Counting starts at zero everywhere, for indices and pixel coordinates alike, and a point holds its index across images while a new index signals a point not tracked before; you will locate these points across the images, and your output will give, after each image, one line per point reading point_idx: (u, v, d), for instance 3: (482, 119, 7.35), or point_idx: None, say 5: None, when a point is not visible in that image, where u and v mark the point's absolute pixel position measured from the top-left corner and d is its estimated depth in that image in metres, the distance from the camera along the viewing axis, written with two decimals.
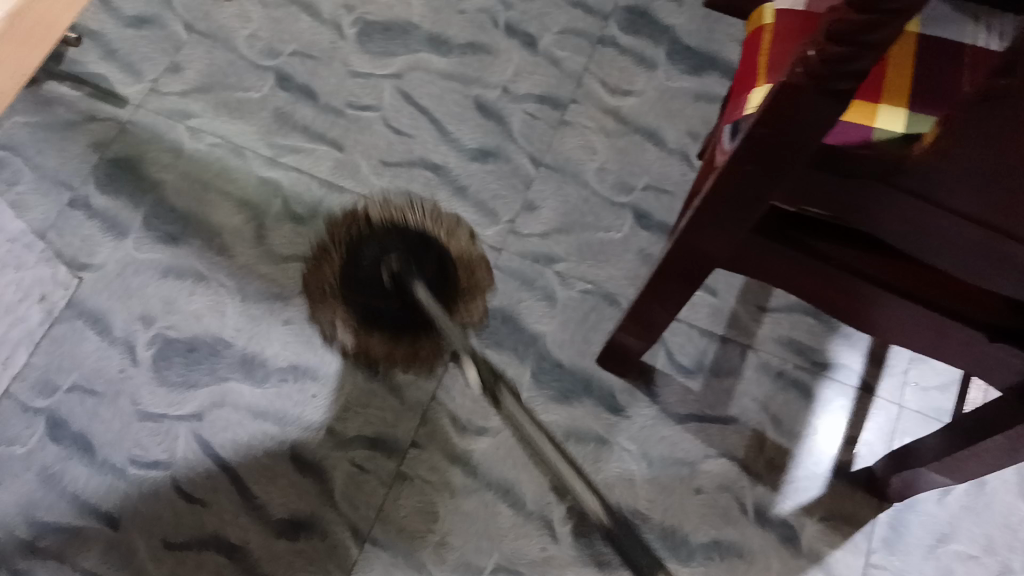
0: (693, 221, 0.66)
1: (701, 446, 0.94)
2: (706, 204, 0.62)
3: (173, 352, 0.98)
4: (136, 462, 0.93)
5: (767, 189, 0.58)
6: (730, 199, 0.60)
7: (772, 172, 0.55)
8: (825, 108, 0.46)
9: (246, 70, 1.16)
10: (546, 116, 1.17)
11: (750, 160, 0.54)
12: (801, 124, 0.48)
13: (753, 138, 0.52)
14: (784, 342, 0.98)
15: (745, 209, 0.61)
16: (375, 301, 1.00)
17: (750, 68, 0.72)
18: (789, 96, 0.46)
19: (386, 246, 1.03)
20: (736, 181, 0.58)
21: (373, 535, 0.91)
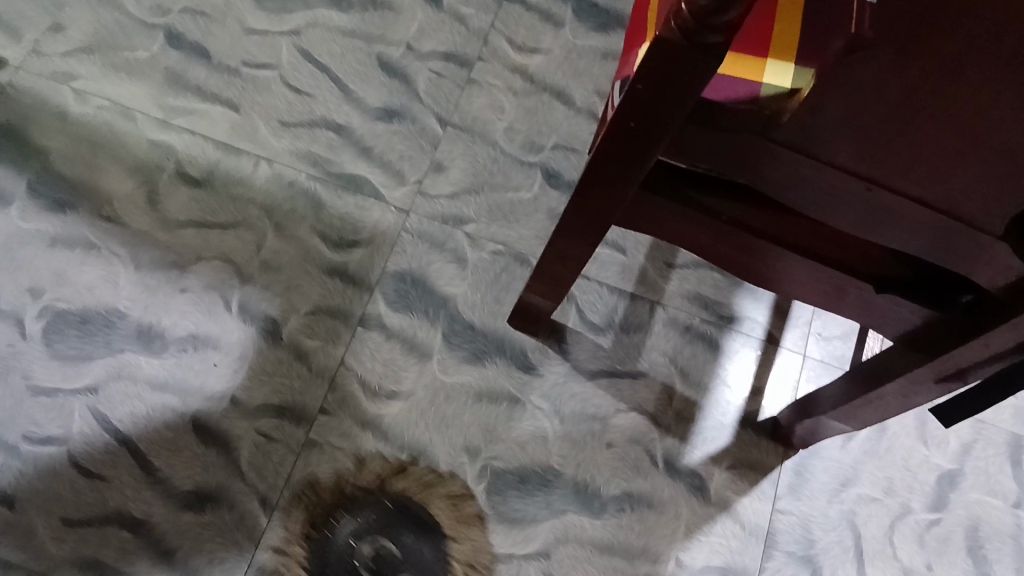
0: (585, 180, 0.66)
1: (611, 401, 0.95)
2: (597, 163, 0.62)
3: (66, 324, 0.93)
4: (30, 439, 0.88)
5: (653, 149, 0.58)
6: (619, 157, 0.60)
7: (655, 130, 0.55)
8: (701, 62, 0.46)
9: (133, 28, 1.10)
10: (453, 74, 1.15)
11: (634, 119, 0.55)
12: (679, 79, 0.49)
13: (634, 95, 0.52)
14: (691, 297, 1.00)
15: (634, 168, 0.61)
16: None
17: (640, 28, 0.70)
18: (666, 51, 0.46)
19: (376, 525, 0.87)
20: (623, 140, 0.58)
21: (282, 504, 0.88)
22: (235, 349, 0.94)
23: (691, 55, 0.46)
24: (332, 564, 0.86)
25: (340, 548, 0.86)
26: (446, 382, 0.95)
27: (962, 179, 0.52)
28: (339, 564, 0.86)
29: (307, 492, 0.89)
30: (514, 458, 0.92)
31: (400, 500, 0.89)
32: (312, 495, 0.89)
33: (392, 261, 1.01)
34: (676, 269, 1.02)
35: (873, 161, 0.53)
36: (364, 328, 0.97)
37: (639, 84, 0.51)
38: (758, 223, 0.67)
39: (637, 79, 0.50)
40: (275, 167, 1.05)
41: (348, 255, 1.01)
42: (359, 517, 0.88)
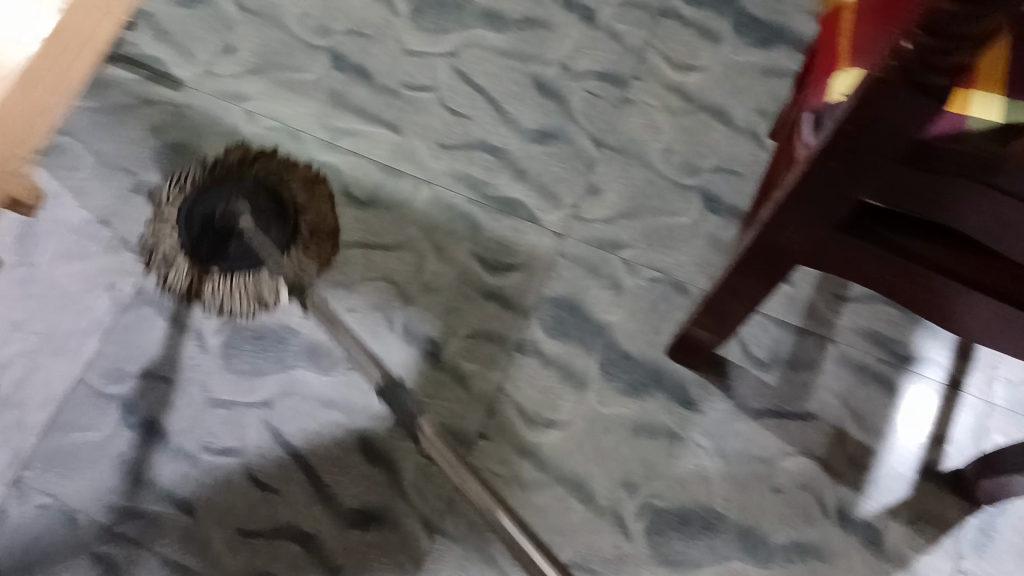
0: (776, 214, 0.63)
1: (778, 442, 0.92)
2: (791, 196, 0.60)
3: (242, 340, 0.97)
4: (209, 450, 0.93)
5: (854, 185, 0.55)
6: (818, 191, 0.57)
7: (860, 164, 0.52)
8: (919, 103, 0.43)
9: (298, 49, 1.14)
10: (607, 93, 1.13)
11: (834, 153, 0.51)
12: (892, 120, 0.46)
13: (840, 134, 0.49)
14: (862, 333, 0.95)
15: (832, 203, 0.58)
16: (216, 242, 0.95)
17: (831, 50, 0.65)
18: (878, 90, 0.43)
19: (235, 198, 0.97)
20: (820, 174, 0.55)
21: (444, 527, 0.90)
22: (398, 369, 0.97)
23: (904, 94, 0.42)
24: (195, 224, 0.95)
25: (193, 213, 0.95)
26: (604, 414, 0.94)
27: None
28: (210, 223, 0.95)
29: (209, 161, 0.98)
30: (675, 497, 0.90)
31: (262, 177, 0.99)
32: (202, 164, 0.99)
33: (549, 286, 1.01)
34: (848, 301, 0.96)
35: None
36: (521, 354, 0.97)
37: (846, 124, 0.48)
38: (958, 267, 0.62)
39: (844, 117, 0.47)
40: (434, 189, 1.07)
41: (505, 278, 1.02)
42: (224, 186, 0.97)
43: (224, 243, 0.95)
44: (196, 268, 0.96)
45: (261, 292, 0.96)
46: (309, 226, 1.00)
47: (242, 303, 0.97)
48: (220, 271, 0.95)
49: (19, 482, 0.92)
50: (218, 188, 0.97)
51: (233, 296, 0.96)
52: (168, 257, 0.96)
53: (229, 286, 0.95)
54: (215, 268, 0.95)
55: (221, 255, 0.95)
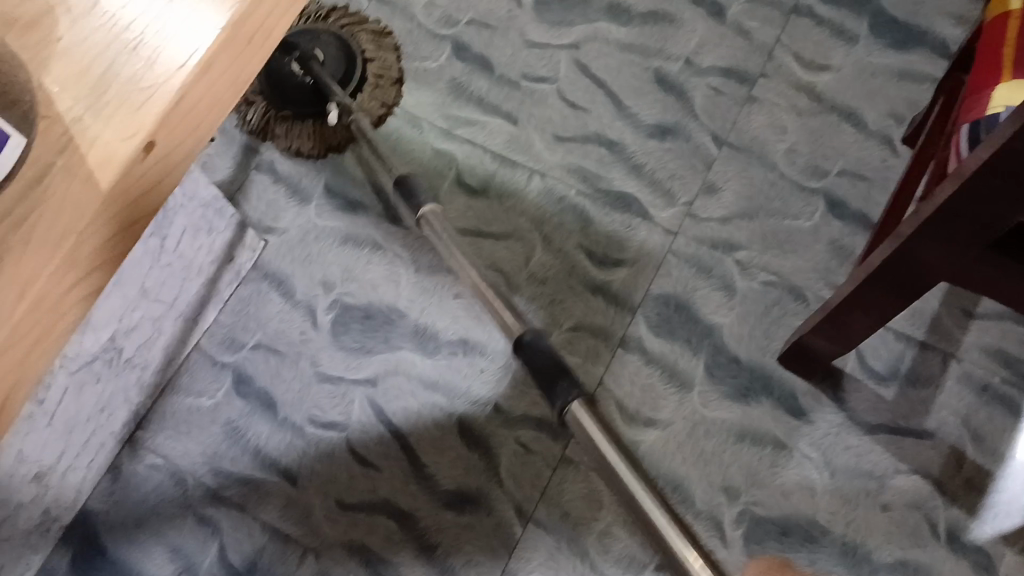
0: (916, 235, 0.61)
1: (891, 459, 0.88)
2: (937, 217, 0.58)
3: (351, 318, 1.01)
4: (313, 422, 0.96)
5: (1015, 207, 0.53)
6: (969, 212, 0.56)
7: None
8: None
9: (424, 40, 1.15)
10: (731, 91, 1.10)
11: (997, 172, 0.50)
12: None
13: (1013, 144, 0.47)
14: (991, 352, 0.90)
15: (984, 225, 0.56)
16: (288, 86, 1.08)
17: (991, 57, 0.65)
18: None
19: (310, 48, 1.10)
20: (976, 194, 0.53)
21: (536, 516, 0.90)
22: (501, 356, 0.97)
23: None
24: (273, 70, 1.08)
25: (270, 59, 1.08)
26: (706, 416, 0.92)
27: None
28: (285, 68, 1.07)
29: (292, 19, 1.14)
30: (777, 507, 0.87)
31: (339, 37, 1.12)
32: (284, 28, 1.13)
33: (657, 283, 1.00)
34: (977, 318, 0.91)
35: None
36: (625, 350, 0.96)
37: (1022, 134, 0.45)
38: None
39: (1015, 134, 0.46)
40: (547, 181, 1.07)
41: (613, 273, 1.01)
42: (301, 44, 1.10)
43: (298, 87, 1.07)
44: (273, 108, 1.08)
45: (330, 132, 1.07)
46: (373, 74, 1.13)
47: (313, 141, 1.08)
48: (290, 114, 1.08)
49: (135, 441, 0.97)
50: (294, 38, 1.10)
51: (305, 138, 1.08)
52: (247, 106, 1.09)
53: (297, 129, 1.08)
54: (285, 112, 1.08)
55: (294, 101, 1.08)
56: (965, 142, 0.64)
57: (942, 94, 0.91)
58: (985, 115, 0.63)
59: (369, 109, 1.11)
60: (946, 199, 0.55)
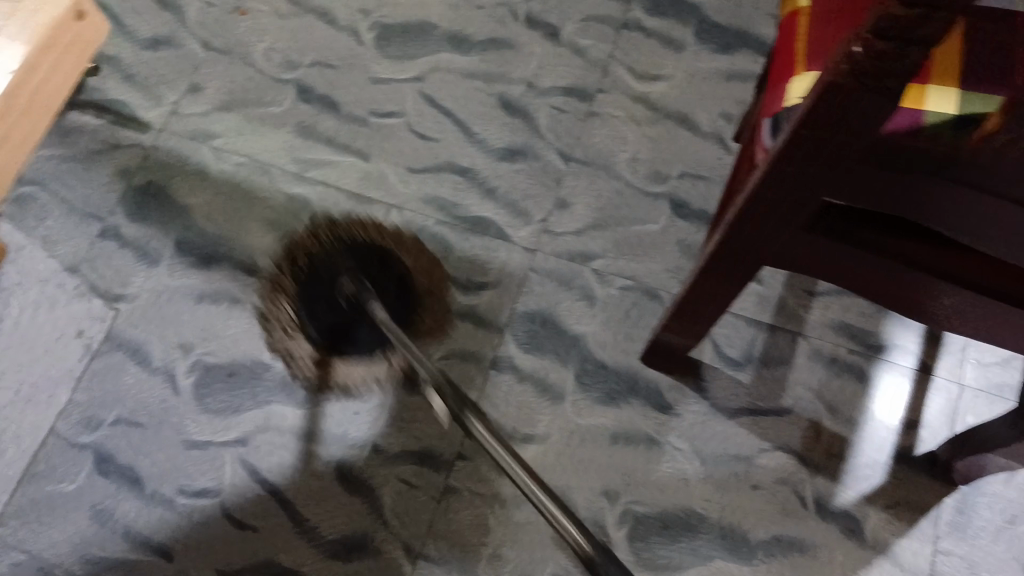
0: (737, 223, 0.64)
1: (755, 440, 0.92)
2: (752, 205, 0.61)
3: (214, 378, 0.98)
4: (184, 492, 0.93)
5: (816, 189, 0.56)
6: (777, 198, 0.59)
7: (818, 172, 0.53)
8: (870, 102, 0.45)
9: (266, 84, 1.14)
10: (574, 108, 1.14)
11: (789, 161, 0.53)
12: (846, 121, 0.47)
13: (795, 138, 0.51)
14: (834, 326, 0.96)
15: (794, 210, 0.60)
16: (337, 328, 0.95)
17: (789, 55, 0.68)
18: (832, 95, 0.45)
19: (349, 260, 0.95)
20: (780, 181, 0.56)
21: (425, 551, 0.90)
22: (374, 396, 0.96)
23: (858, 96, 0.44)
24: (316, 308, 0.94)
25: (329, 284, 0.93)
26: (581, 424, 0.94)
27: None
28: (321, 298, 0.94)
29: (317, 229, 1.00)
30: (656, 502, 0.89)
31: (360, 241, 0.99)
32: (304, 241, 0.99)
33: (521, 302, 1.01)
34: (818, 296, 0.98)
35: None
36: (497, 370, 0.97)
37: (801, 128, 0.49)
38: (925, 260, 0.64)
39: (800, 123, 0.49)
40: (404, 215, 1.07)
41: (477, 297, 1.02)
42: (328, 259, 0.94)
43: (342, 318, 0.94)
44: (316, 342, 0.95)
45: (390, 370, 0.96)
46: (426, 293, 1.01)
47: (382, 373, 0.97)
48: (352, 355, 0.96)
49: None
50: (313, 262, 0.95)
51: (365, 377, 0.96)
52: (289, 343, 0.98)
53: (360, 368, 0.96)
54: (345, 354, 0.96)
55: (333, 330, 0.95)
56: (768, 132, 0.68)
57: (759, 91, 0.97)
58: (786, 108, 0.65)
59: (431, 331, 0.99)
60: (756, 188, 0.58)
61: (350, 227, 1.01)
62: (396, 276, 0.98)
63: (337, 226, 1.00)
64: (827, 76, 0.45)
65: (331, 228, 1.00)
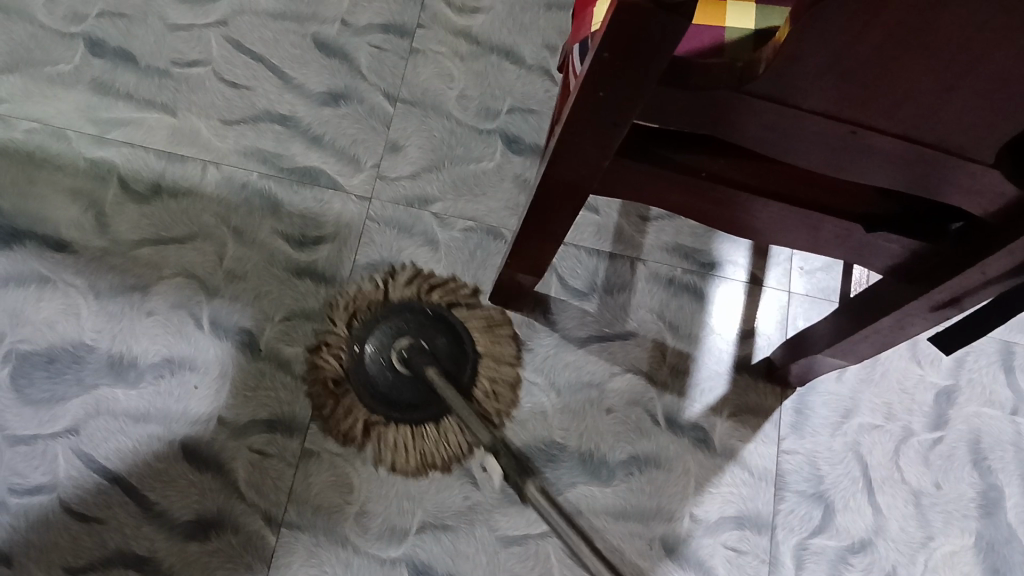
0: (559, 150, 0.64)
1: (606, 365, 0.95)
2: (569, 132, 0.61)
3: (33, 366, 0.89)
4: (15, 491, 0.85)
5: (628, 113, 0.56)
6: (592, 124, 0.59)
7: (627, 95, 0.54)
8: (661, 20, 0.45)
9: (49, 38, 1.02)
10: (395, 46, 1.09)
11: (598, 86, 0.53)
12: (644, 43, 0.47)
13: (600, 63, 0.51)
14: (670, 249, 1.00)
15: (610, 135, 0.60)
16: (393, 393, 0.91)
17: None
18: (628, 14, 0.45)
19: (396, 331, 0.94)
20: (591, 106, 0.56)
21: (288, 519, 0.87)
22: (214, 366, 0.91)
23: (652, 17, 0.44)
24: (373, 378, 0.92)
25: (376, 347, 0.93)
26: None
27: (950, 114, 0.50)
28: (380, 357, 0.92)
29: (386, 280, 0.97)
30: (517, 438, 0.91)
31: (421, 306, 0.96)
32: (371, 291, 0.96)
33: (363, 253, 0.98)
34: (651, 221, 1.01)
35: (848, 107, 0.51)
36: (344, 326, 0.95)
37: (604, 52, 0.49)
38: (739, 176, 0.67)
39: (602, 47, 0.49)
40: (223, 170, 1.00)
41: (316, 252, 0.97)
42: (400, 329, 0.94)
43: (403, 383, 0.92)
44: (361, 410, 0.91)
45: (451, 441, 0.90)
46: (483, 351, 0.95)
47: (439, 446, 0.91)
48: (412, 423, 0.91)
49: None
50: (369, 331, 0.94)
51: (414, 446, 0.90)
52: (340, 410, 0.91)
53: (417, 431, 0.91)
54: (404, 412, 0.91)
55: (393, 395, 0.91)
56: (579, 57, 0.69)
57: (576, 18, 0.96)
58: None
59: (493, 394, 0.93)
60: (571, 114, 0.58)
61: (425, 290, 0.97)
62: (449, 346, 0.94)
63: (429, 276, 0.98)
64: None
65: (420, 290, 0.97)
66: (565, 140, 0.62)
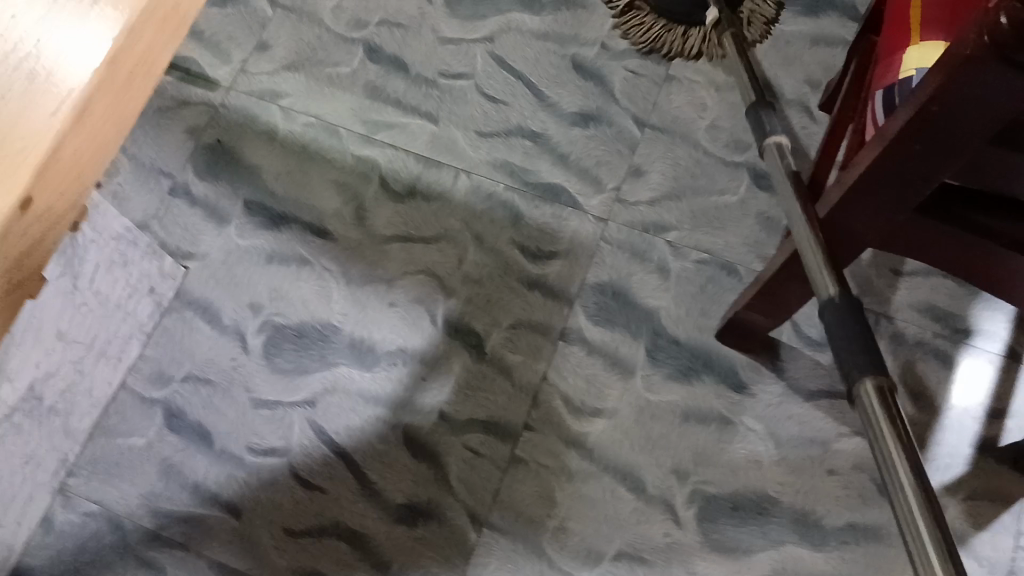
0: (843, 202, 0.61)
1: (833, 425, 0.91)
2: (859, 184, 0.58)
3: (284, 338, 0.98)
4: (253, 450, 0.94)
5: (941, 168, 0.53)
6: (890, 176, 0.56)
7: (943, 148, 0.50)
8: (1007, 77, 0.42)
9: (334, 43, 1.13)
10: (649, 72, 1.09)
11: (910, 138, 0.51)
12: (981, 96, 0.44)
13: (920, 116, 0.48)
14: (922, 309, 0.92)
15: (906, 188, 0.57)
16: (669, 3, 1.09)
17: (902, 18, 0.63)
18: (970, 66, 0.42)
19: None
20: (896, 158, 0.53)
21: (491, 520, 0.89)
22: (441, 364, 0.96)
23: (998, 69, 0.42)
24: None
25: None
26: (651, 401, 0.92)
27: None
28: None
29: None
30: (727, 483, 0.89)
31: None
32: None
33: (592, 272, 0.99)
34: (905, 276, 0.93)
35: None
36: (566, 342, 0.96)
37: (928, 105, 0.47)
38: None
39: (928, 96, 0.46)
40: (473, 179, 1.05)
41: (548, 266, 1.00)
42: None
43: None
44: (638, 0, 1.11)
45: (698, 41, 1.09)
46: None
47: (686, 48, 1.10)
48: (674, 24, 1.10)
49: (66, 490, 0.94)
50: None
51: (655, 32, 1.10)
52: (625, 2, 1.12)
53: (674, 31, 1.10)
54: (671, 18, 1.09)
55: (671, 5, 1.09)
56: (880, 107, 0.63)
57: (855, 59, 0.90)
58: (898, 79, 0.60)
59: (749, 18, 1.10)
60: (869, 163, 0.55)
61: None
62: None
63: None
64: (965, 53, 0.42)
65: None
66: (854, 192, 0.59)
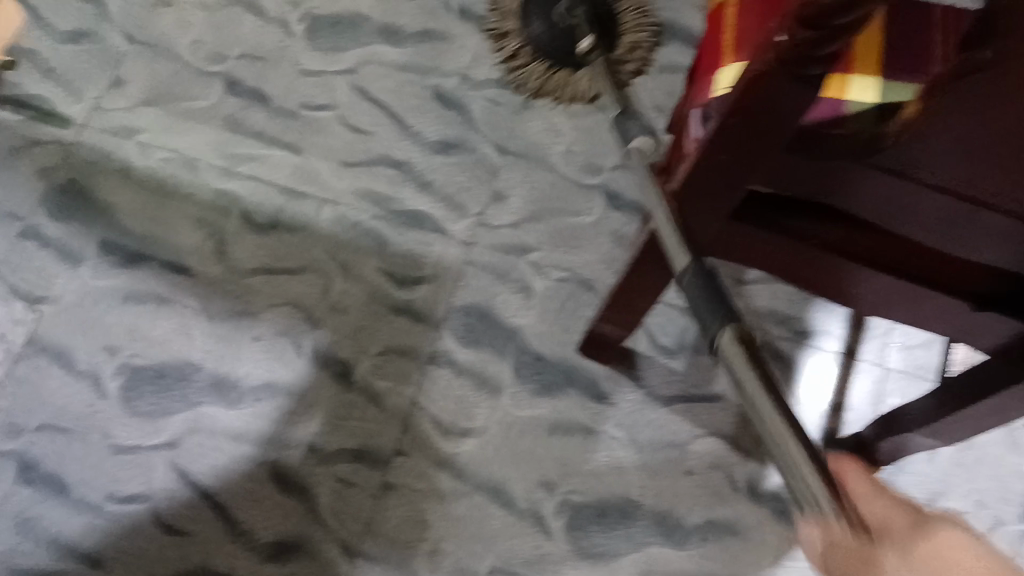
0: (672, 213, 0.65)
1: (690, 427, 0.95)
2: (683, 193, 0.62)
3: (142, 380, 0.95)
4: (113, 497, 0.92)
5: (748, 175, 0.57)
6: (707, 185, 0.60)
7: (747, 157, 0.55)
8: (794, 89, 0.46)
9: (191, 77, 1.11)
10: (509, 100, 1.09)
11: (719, 146, 0.55)
12: (775, 108, 0.49)
13: (725, 129, 0.52)
14: (767, 315, 0.98)
15: (722, 197, 0.61)
16: (554, 42, 1.02)
17: (716, 42, 0.69)
18: (761, 82, 0.47)
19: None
20: (710, 167, 0.57)
21: (362, 549, 0.89)
22: (307, 394, 0.95)
23: (785, 82, 0.46)
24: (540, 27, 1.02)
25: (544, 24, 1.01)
26: (518, 417, 0.95)
27: None
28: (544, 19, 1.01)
29: None
30: (593, 491, 0.92)
31: None
32: None
33: (458, 296, 1.01)
34: (749, 284, 0.99)
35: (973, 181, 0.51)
36: (434, 365, 0.97)
37: (730, 117, 0.51)
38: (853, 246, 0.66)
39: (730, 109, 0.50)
40: (338, 209, 1.05)
41: (413, 291, 1.01)
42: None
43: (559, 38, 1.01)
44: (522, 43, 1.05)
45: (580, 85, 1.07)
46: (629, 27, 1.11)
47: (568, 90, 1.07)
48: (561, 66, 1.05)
49: None
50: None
51: (549, 78, 1.06)
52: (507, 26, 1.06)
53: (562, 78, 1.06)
54: (555, 59, 1.04)
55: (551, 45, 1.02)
56: (698, 121, 0.67)
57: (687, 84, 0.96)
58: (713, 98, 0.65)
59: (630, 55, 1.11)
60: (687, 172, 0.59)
61: None
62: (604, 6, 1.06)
63: None
64: (755, 66, 0.47)
65: None
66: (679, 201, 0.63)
